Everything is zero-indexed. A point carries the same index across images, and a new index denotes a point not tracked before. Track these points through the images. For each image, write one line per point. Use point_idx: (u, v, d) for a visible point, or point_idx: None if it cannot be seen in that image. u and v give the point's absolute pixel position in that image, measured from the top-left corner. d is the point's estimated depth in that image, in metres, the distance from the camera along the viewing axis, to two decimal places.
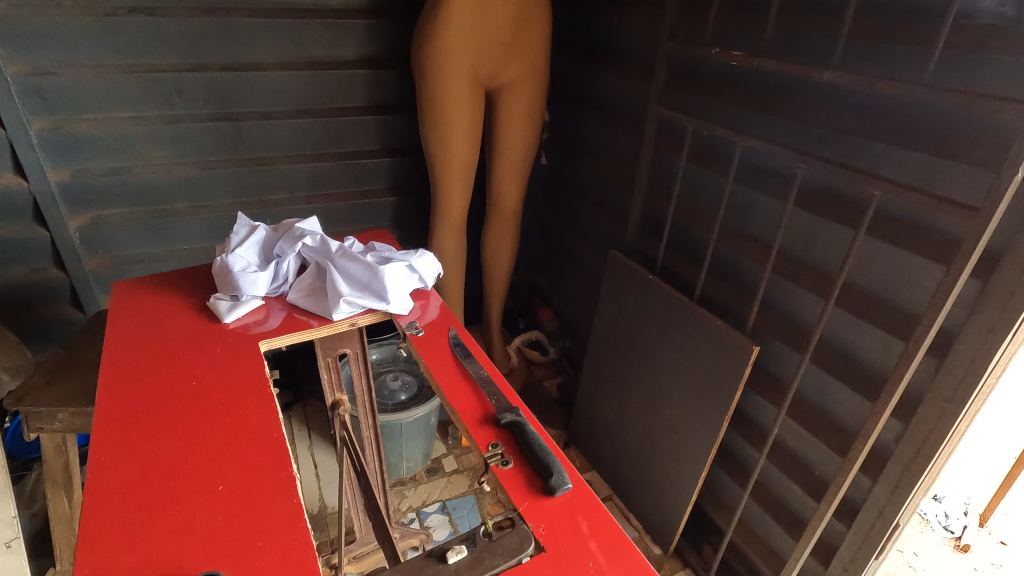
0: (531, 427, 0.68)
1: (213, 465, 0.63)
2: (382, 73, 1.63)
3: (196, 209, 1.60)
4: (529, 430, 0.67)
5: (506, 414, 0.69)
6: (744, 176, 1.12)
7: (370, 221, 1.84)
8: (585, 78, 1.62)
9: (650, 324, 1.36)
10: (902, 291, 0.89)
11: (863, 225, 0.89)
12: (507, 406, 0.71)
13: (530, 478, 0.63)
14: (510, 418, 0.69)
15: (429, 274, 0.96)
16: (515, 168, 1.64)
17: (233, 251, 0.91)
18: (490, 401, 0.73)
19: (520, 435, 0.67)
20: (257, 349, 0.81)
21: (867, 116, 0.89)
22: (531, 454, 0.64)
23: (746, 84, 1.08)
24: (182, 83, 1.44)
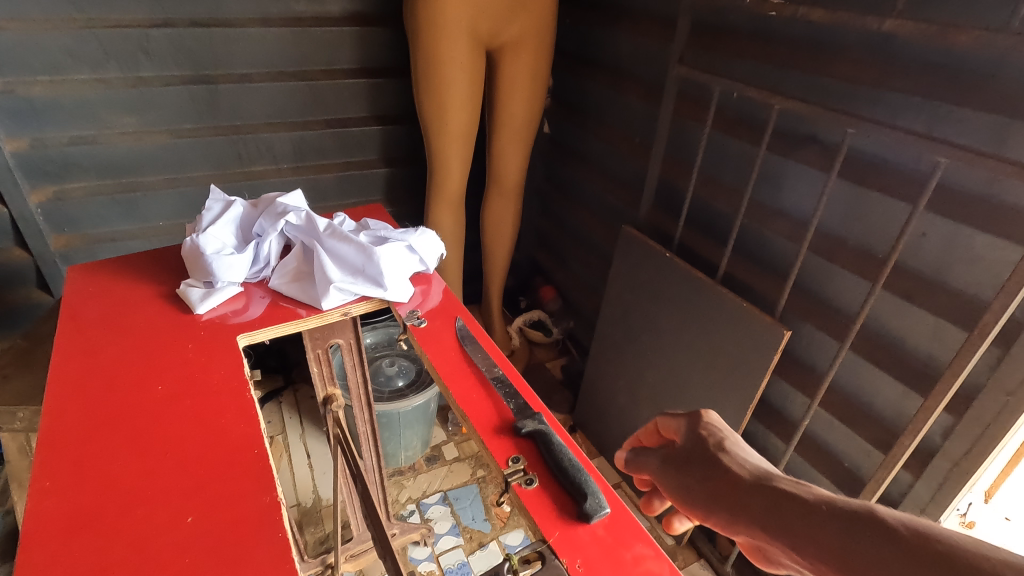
0: (557, 437, 0.59)
1: (181, 491, 0.52)
2: (371, 31, 1.49)
3: (170, 181, 1.47)
4: (554, 440, 0.58)
5: (527, 422, 0.60)
6: (777, 144, 1.01)
7: (362, 195, 1.72)
8: (595, 36, 1.48)
9: (666, 306, 1.26)
10: (961, 273, 0.80)
11: (922, 199, 0.78)
12: (528, 413, 0.61)
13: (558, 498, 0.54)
14: (532, 427, 0.59)
15: (431, 255, 0.85)
16: (518, 136, 1.51)
17: (206, 230, 0.80)
18: (507, 406, 0.63)
19: (545, 448, 0.57)
20: (236, 344, 0.70)
21: (932, 74, 0.78)
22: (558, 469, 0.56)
23: (786, 39, 0.96)
24: (149, 40, 1.29)
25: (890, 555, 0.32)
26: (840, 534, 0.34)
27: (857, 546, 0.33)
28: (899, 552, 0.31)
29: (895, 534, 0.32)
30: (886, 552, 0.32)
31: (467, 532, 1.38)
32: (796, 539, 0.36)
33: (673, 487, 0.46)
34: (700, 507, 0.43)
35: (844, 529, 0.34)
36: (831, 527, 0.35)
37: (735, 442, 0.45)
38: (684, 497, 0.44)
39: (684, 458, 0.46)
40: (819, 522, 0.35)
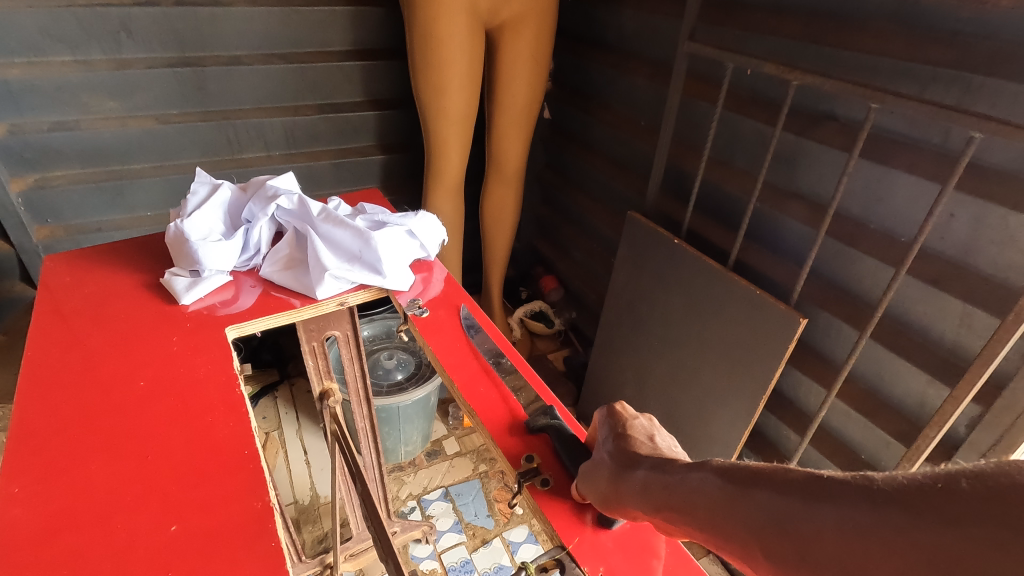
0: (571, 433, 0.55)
1: (163, 497, 0.48)
2: (366, 11, 1.43)
3: (157, 169, 1.41)
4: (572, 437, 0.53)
5: (539, 417, 0.55)
6: (794, 123, 0.96)
7: (357, 182, 1.66)
8: (599, 14, 1.42)
9: (675, 294, 1.22)
10: (994, 255, 0.76)
11: (953, 176, 0.74)
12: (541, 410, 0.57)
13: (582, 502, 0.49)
14: (545, 423, 0.54)
15: (432, 240, 0.80)
16: (518, 120, 1.46)
17: (191, 215, 0.74)
18: (518, 401, 0.59)
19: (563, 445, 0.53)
20: (225, 336, 0.65)
21: (964, 45, 0.74)
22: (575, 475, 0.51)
23: (806, 11, 0.91)
24: (131, 19, 1.23)
25: (732, 490, 0.36)
26: (695, 486, 0.38)
27: (706, 491, 0.37)
28: (735, 487, 0.36)
29: (734, 473, 0.37)
30: (726, 489, 0.36)
31: (469, 529, 1.34)
32: (666, 504, 0.40)
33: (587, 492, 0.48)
34: (604, 501, 0.46)
35: (699, 480, 0.38)
36: (691, 482, 0.39)
37: (640, 428, 0.49)
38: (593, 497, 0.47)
39: (593, 461, 0.49)
40: (683, 482, 0.39)
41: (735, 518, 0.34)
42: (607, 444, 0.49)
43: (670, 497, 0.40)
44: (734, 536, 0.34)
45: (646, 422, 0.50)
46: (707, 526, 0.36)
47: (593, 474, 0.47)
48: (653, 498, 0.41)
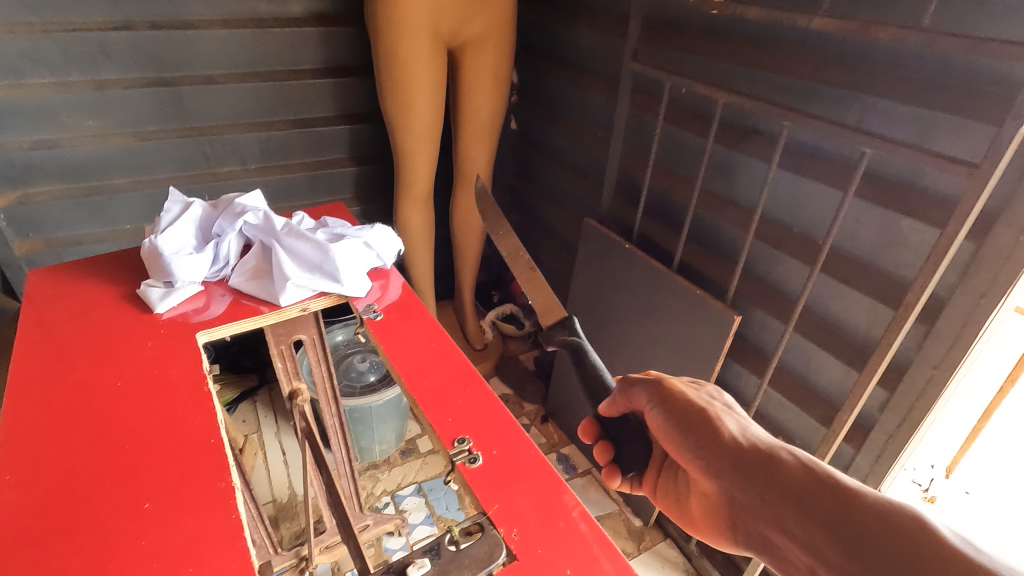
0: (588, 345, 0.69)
1: (136, 481, 0.55)
2: (335, 31, 1.50)
3: (136, 184, 1.47)
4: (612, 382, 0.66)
5: (561, 336, 0.69)
6: (725, 137, 1.05)
7: (331, 193, 1.73)
8: (556, 33, 1.51)
9: (628, 295, 1.31)
10: (890, 255, 0.85)
11: (851, 186, 0.83)
12: (563, 325, 0.70)
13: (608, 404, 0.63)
14: (564, 340, 0.68)
15: (388, 250, 0.88)
16: (483, 132, 1.54)
17: (164, 231, 0.82)
18: (457, 393, 0.66)
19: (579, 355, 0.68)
20: (195, 340, 0.72)
21: (859, 67, 0.82)
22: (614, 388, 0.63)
23: (731, 34, 0.99)
24: (108, 43, 1.29)
25: (822, 486, 0.45)
26: (781, 469, 0.48)
27: (799, 480, 0.46)
28: (824, 487, 0.45)
29: (820, 478, 0.46)
30: (817, 485, 0.45)
31: (441, 521, 1.41)
32: (752, 466, 0.49)
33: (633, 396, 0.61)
34: (653, 412, 0.59)
35: (791, 470, 0.47)
36: (781, 466, 0.48)
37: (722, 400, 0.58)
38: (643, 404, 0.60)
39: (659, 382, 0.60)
40: (776, 459, 0.49)
41: (813, 504, 0.44)
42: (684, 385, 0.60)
43: (748, 453, 0.50)
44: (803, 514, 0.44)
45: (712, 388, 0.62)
46: (768, 483, 0.48)
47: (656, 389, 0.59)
48: (740, 455, 0.50)
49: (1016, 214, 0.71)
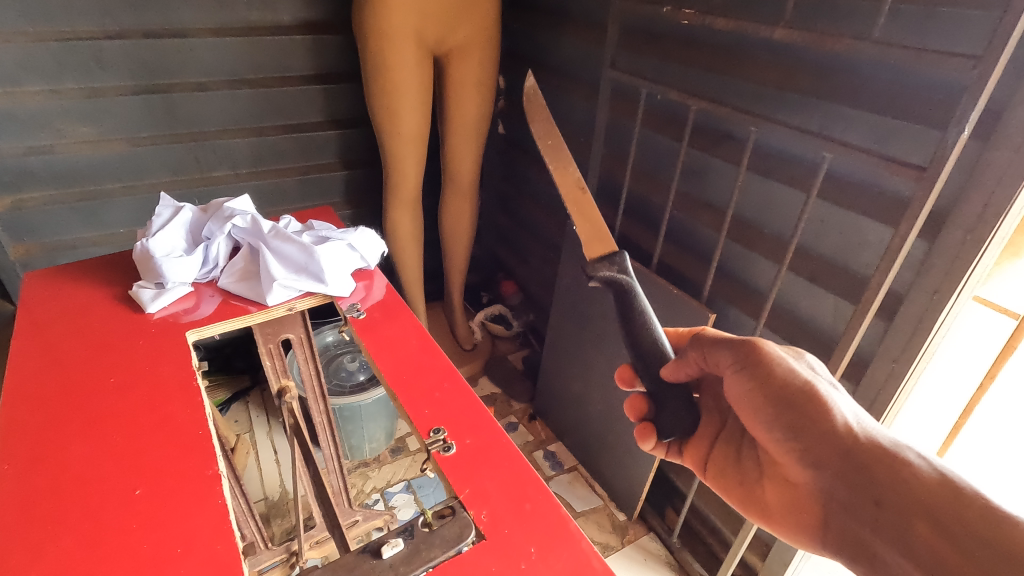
0: (638, 288, 0.66)
1: (129, 469, 0.58)
2: (324, 39, 1.54)
3: (130, 188, 1.50)
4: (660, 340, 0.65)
5: (612, 273, 0.67)
6: (699, 141, 1.08)
7: (322, 197, 1.76)
8: (540, 40, 1.55)
9: (610, 295, 1.35)
10: (851, 254, 0.89)
11: (813, 188, 0.87)
12: (615, 262, 0.68)
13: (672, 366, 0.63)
14: (607, 276, 0.67)
15: (372, 252, 0.92)
16: (470, 137, 1.58)
17: (155, 235, 0.85)
18: (435, 387, 0.70)
19: (626, 299, 0.66)
20: (185, 339, 0.75)
21: (819, 75, 0.85)
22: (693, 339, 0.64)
23: (701, 42, 1.03)
24: (101, 51, 1.32)
25: (944, 492, 0.46)
26: (897, 469, 0.49)
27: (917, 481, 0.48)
28: (945, 494, 0.46)
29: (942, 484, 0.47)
30: (936, 491, 0.47)
31: None
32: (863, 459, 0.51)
33: (718, 355, 0.62)
34: (733, 374, 0.61)
35: (908, 471, 0.49)
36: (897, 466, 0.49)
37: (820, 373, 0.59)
38: (727, 365, 0.61)
39: (750, 343, 0.60)
40: (892, 458, 0.50)
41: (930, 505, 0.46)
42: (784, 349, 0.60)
43: (861, 447, 0.51)
44: (916, 514, 0.46)
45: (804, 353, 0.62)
46: (881, 480, 0.49)
47: (743, 351, 0.60)
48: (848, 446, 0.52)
49: (963, 215, 0.75)
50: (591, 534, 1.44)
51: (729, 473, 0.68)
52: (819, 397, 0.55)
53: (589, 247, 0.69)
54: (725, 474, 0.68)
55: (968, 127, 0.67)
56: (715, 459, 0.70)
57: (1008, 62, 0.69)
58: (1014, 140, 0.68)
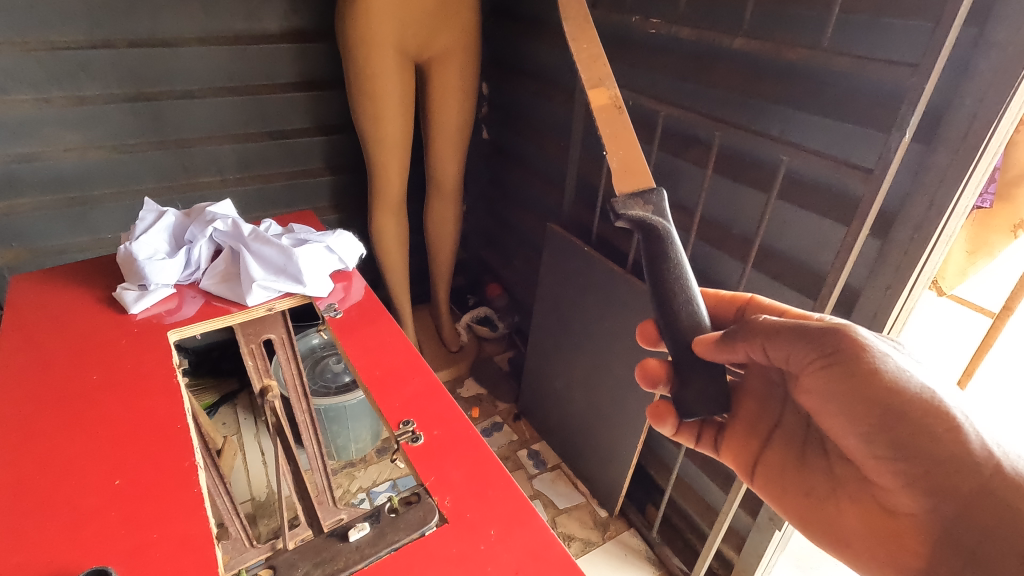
0: (675, 236, 0.60)
1: (109, 461, 0.61)
2: (308, 47, 1.57)
3: (118, 194, 1.53)
4: (695, 304, 0.60)
5: (650, 218, 0.59)
6: (669, 145, 1.12)
7: (309, 202, 1.79)
8: (521, 47, 1.59)
9: (589, 295, 1.38)
10: (810, 252, 0.93)
11: (773, 190, 0.91)
12: (655, 204, 0.60)
13: (705, 342, 0.58)
14: (640, 219, 0.59)
15: (350, 254, 0.95)
16: (452, 142, 1.61)
17: (138, 238, 0.88)
18: (407, 384, 0.73)
19: (659, 249, 0.59)
20: (167, 338, 0.78)
21: (777, 81, 0.89)
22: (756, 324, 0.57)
23: (667, 51, 1.07)
24: (89, 60, 1.35)
25: None
26: None
27: None
28: None
29: None
30: None
31: None
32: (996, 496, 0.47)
33: (800, 349, 0.55)
34: (813, 368, 0.55)
35: None
36: None
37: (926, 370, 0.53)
38: (811, 362, 0.55)
39: (838, 335, 0.53)
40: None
41: None
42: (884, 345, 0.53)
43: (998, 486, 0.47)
44: None
45: (893, 338, 0.57)
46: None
47: (828, 344, 0.53)
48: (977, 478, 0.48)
49: (910, 214, 0.79)
50: (573, 530, 1.47)
51: (789, 476, 0.65)
52: (944, 410, 0.50)
53: (620, 179, 0.60)
54: (782, 475, 0.65)
55: (909, 131, 0.71)
56: (769, 460, 0.66)
57: (945, 68, 0.73)
58: (952, 142, 0.72)
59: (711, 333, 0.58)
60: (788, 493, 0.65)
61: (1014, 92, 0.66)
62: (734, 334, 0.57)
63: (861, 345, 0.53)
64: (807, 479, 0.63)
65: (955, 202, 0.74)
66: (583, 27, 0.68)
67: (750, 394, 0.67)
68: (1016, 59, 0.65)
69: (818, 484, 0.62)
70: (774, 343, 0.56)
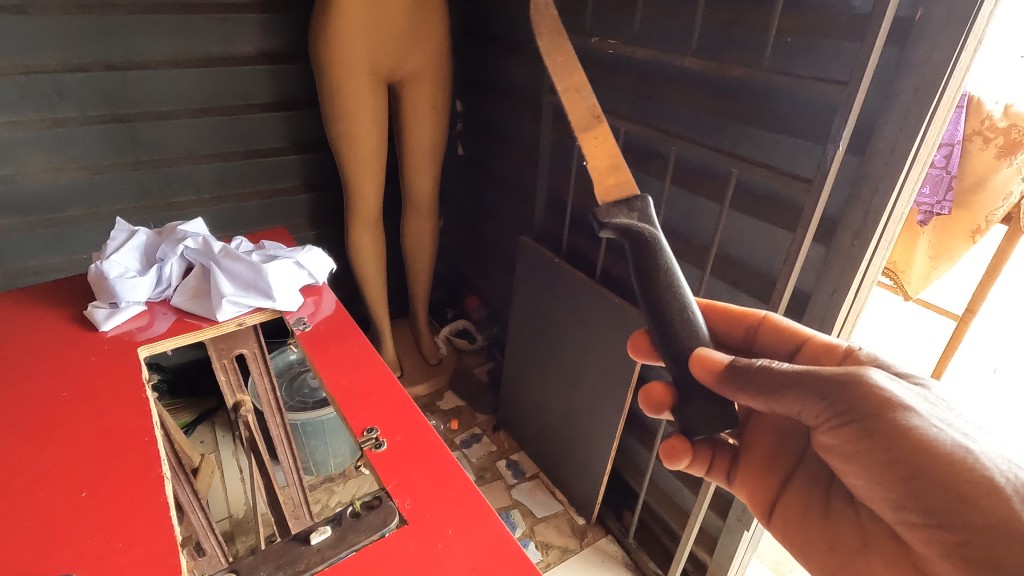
0: (664, 243, 0.61)
1: (77, 473, 0.62)
2: (284, 68, 1.60)
3: (94, 215, 1.53)
4: (688, 309, 0.60)
5: (638, 226, 0.61)
6: (631, 159, 1.16)
7: (286, 219, 1.81)
8: (491, 67, 1.64)
9: (561, 306, 1.42)
10: (761, 259, 0.97)
11: (725, 200, 0.95)
12: (642, 213, 0.62)
13: (703, 360, 0.56)
14: (625, 225, 0.61)
15: (320, 270, 0.98)
16: (427, 159, 1.65)
17: (109, 258, 0.90)
18: (381, 398, 0.74)
19: (646, 253, 0.61)
20: (137, 354, 0.80)
21: (725, 98, 0.94)
22: (765, 372, 0.54)
23: (625, 70, 1.12)
24: (64, 83, 1.37)
25: None
26: None
27: None
28: None
29: None
30: None
31: None
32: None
33: (813, 406, 0.53)
34: (827, 425, 0.54)
35: None
36: None
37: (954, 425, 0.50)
38: (824, 420, 0.54)
39: (853, 392, 0.52)
40: None
41: None
42: (912, 394, 0.52)
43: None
44: None
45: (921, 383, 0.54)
46: None
47: (843, 404, 0.52)
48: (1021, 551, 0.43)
49: (850, 222, 0.84)
50: (551, 538, 1.49)
51: (812, 521, 0.65)
52: (977, 473, 0.47)
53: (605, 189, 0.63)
54: (803, 520, 0.66)
55: (842, 143, 0.76)
56: (790, 502, 0.67)
57: (872, 85, 0.78)
58: (883, 154, 0.77)
59: (715, 357, 0.56)
60: (810, 540, 0.64)
61: (934, 107, 0.71)
62: (743, 381, 0.54)
63: (877, 400, 0.51)
64: (831, 529, 0.63)
65: (889, 209, 0.79)
66: (558, 41, 0.68)
67: (768, 429, 0.70)
68: (933, 76, 0.71)
69: (845, 536, 0.61)
70: (787, 394, 0.53)
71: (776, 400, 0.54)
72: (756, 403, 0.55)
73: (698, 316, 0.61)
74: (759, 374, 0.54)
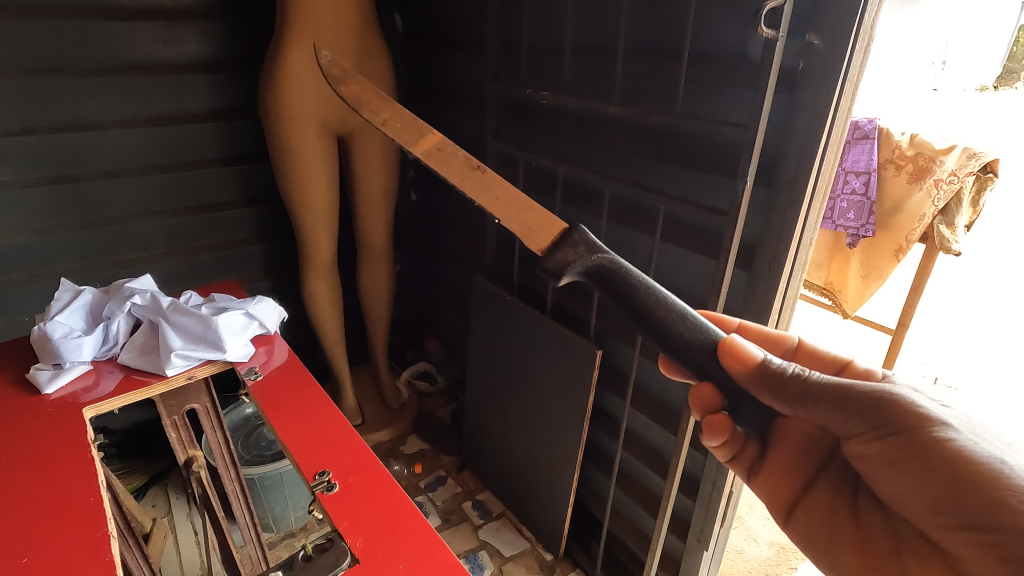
0: (626, 264, 0.68)
1: (18, 540, 0.61)
2: (234, 124, 1.64)
3: (36, 276, 1.50)
4: (687, 314, 0.64)
5: (597, 258, 0.68)
6: (571, 199, 1.23)
7: (240, 271, 1.81)
8: (437, 117, 1.71)
9: (517, 342, 1.46)
10: (693, 287, 1.04)
11: (656, 233, 1.02)
12: (591, 248, 0.68)
13: (733, 351, 0.61)
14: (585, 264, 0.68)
15: (270, 319, 0.99)
16: (379, 205, 1.69)
17: (53, 319, 0.89)
18: (348, 441, 0.76)
19: (617, 277, 0.67)
20: (82, 415, 0.79)
21: (650, 141, 1.02)
22: (803, 380, 0.59)
23: (559, 118, 1.20)
24: (5, 146, 1.36)
25: None
26: None
27: None
28: None
29: None
30: None
31: None
32: None
33: (849, 418, 0.59)
34: (870, 439, 0.58)
35: None
36: None
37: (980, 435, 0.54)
38: (859, 432, 0.59)
39: (885, 408, 0.57)
40: None
41: None
42: (941, 411, 0.56)
43: None
44: None
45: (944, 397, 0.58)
46: None
47: (877, 417, 0.57)
48: None
49: (766, 248, 0.91)
50: None
51: (838, 520, 0.68)
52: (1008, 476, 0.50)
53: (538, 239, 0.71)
54: (829, 521, 0.69)
55: (749, 177, 0.85)
56: (816, 501, 0.71)
57: (769, 125, 0.88)
58: (787, 185, 0.86)
59: (747, 351, 0.61)
60: (836, 538, 0.68)
61: (823, 143, 0.81)
62: (785, 384, 0.60)
63: (914, 415, 0.56)
64: (861, 529, 0.66)
65: (798, 234, 0.88)
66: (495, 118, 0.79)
67: (798, 432, 0.70)
68: (819, 117, 0.80)
69: (878, 540, 0.64)
70: (819, 403, 0.59)
71: (812, 407, 0.59)
72: (788, 406, 0.61)
73: (700, 318, 0.65)
74: (796, 380, 0.60)
